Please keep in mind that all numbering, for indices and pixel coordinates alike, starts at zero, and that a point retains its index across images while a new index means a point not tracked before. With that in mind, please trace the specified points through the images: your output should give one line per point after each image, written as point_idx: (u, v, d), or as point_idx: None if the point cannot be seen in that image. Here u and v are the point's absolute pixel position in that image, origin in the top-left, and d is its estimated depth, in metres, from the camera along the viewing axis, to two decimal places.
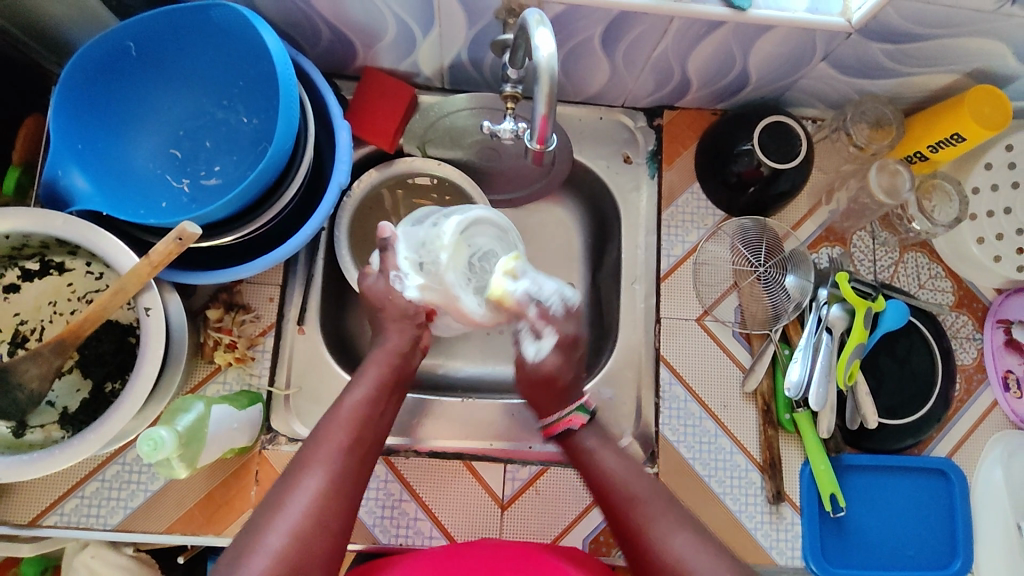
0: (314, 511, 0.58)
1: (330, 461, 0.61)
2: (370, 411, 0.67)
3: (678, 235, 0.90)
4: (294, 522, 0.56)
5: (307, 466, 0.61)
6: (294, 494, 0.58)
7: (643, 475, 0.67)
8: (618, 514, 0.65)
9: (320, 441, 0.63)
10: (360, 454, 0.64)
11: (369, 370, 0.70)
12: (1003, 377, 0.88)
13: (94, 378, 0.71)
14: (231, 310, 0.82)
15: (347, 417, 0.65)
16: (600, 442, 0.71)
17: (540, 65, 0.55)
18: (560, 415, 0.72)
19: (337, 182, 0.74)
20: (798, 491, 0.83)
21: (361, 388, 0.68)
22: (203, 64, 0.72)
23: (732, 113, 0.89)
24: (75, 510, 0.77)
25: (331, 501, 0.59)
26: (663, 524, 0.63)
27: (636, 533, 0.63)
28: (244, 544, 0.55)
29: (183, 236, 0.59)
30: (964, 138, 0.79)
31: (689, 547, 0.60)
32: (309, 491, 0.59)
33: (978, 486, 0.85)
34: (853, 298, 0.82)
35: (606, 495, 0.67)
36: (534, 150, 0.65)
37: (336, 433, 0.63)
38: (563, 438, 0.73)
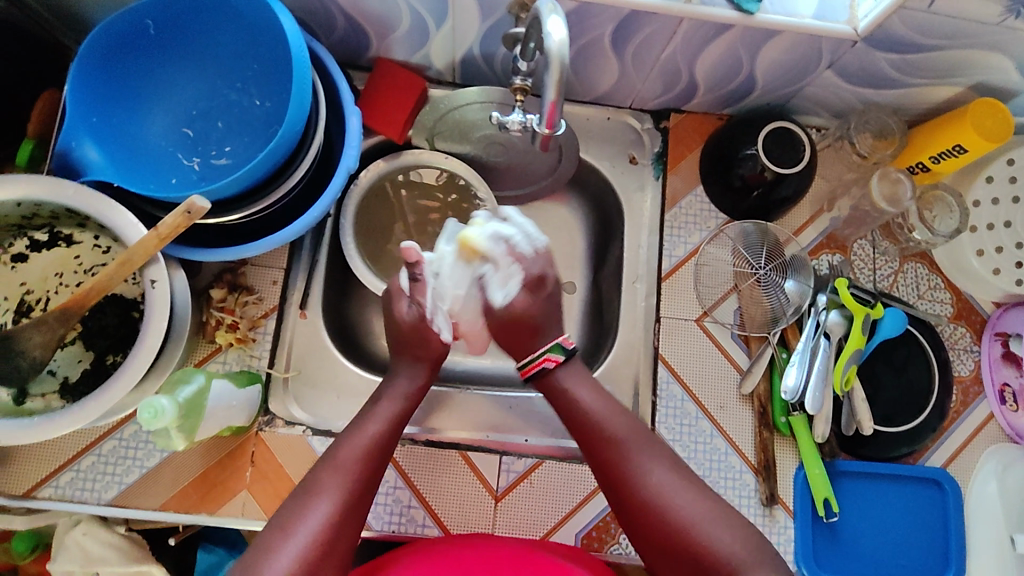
0: (321, 539, 0.58)
1: (337, 491, 0.62)
2: (382, 445, 0.67)
3: (681, 236, 0.91)
4: (301, 549, 0.57)
5: (316, 494, 0.61)
6: (302, 519, 0.59)
7: (619, 411, 0.71)
8: (596, 445, 0.69)
9: (330, 470, 0.63)
10: (369, 484, 0.64)
11: (383, 405, 0.71)
12: (1000, 390, 0.88)
13: (96, 350, 0.71)
14: (234, 291, 0.82)
15: (360, 448, 0.66)
16: (581, 380, 0.73)
17: (552, 52, 0.56)
18: (535, 356, 0.75)
19: (346, 166, 0.75)
20: (792, 495, 0.83)
21: (375, 422, 0.69)
22: (220, 46, 0.73)
23: (738, 118, 0.90)
24: (71, 483, 0.77)
25: (337, 531, 0.60)
26: (642, 456, 0.67)
27: (616, 465, 0.67)
28: (252, 561, 0.56)
29: (192, 210, 0.60)
30: (966, 150, 0.80)
31: (668, 478, 0.65)
32: (317, 518, 0.59)
33: (973, 498, 0.85)
34: (851, 304, 0.83)
35: (582, 426, 0.70)
36: (543, 135, 0.66)
37: (346, 463, 0.64)
38: (541, 378, 0.75)
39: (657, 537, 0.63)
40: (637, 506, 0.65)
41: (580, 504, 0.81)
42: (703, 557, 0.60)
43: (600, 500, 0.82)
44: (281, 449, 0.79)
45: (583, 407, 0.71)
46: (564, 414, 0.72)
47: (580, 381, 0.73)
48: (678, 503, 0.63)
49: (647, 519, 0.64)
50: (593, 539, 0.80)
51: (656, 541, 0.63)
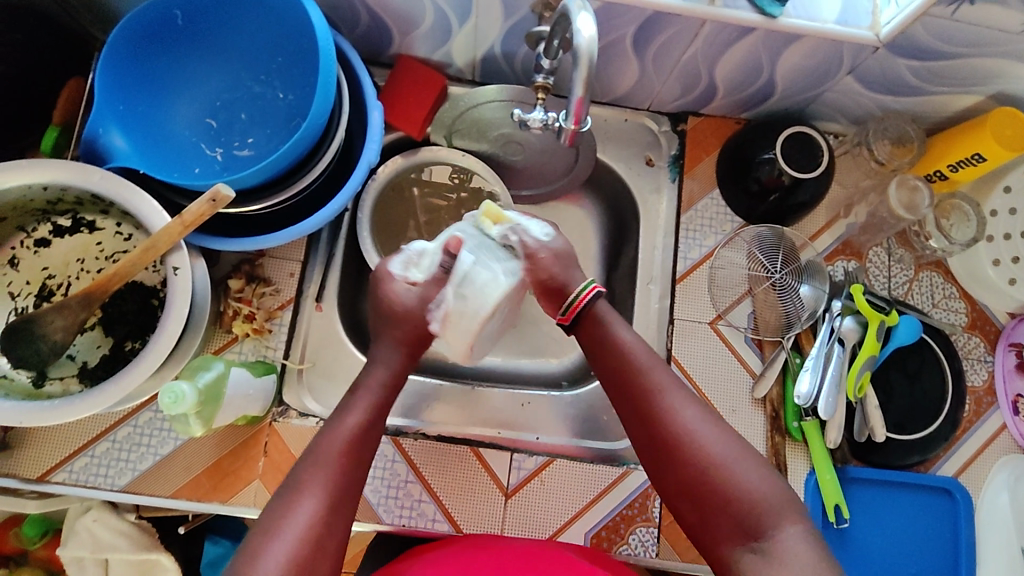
0: (310, 538, 0.57)
1: (323, 488, 0.59)
2: (363, 436, 0.65)
3: (696, 239, 0.91)
4: (287, 550, 0.55)
5: (302, 490, 0.59)
6: (289, 519, 0.57)
7: (649, 351, 0.68)
8: (626, 379, 0.67)
9: (310, 467, 0.61)
10: (356, 475, 0.62)
11: (360, 396, 0.68)
12: (1012, 401, 0.88)
13: (115, 336, 0.72)
14: (252, 282, 0.83)
15: (342, 440, 0.63)
16: (618, 320, 0.71)
17: (580, 48, 0.56)
18: (579, 292, 0.71)
19: (367, 160, 0.75)
20: (803, 501, 0.83)
21: (354, 413, 0.66)
22: (246, 39, 0.74)
23: (756, 122, 0.90)
24: (85, 468, 0.77)
25: (326, 529, 0.58)
26: (673, 393, 0.64)
27: (645, 398, 0.65)
28: (242, 565, 0.54)
29: (216, 198, 0.61)
30: (984, 159, 0.80)
31: (696, 417, 0.62)
32: (305, 517, 0.57)
33: (983, 508, 0.85)
34: (866, 310, 0.83)
35: (612, 358, 0.68)
36: (567, 132, 0.66)
37: (331, 458, 0.62)
38: (586, 318, 0.71)
39: (680, 474, 0.62)
40: (666, 444, 0.62)
41: (590, 504, 0.82)
42: (727, 499, 0.58)
43: (611, 499, 0.82)
44: (294, 440, 0.80)
45: (617, 341, 0.68)
46: (596, 348, 0.70)
47: (617, 319, 0.71)
48: (706, 440, 0.61)
49: (673, 457, 0.62)
50: (602, 538, 0.80)
51: (680, 479, 0.61)
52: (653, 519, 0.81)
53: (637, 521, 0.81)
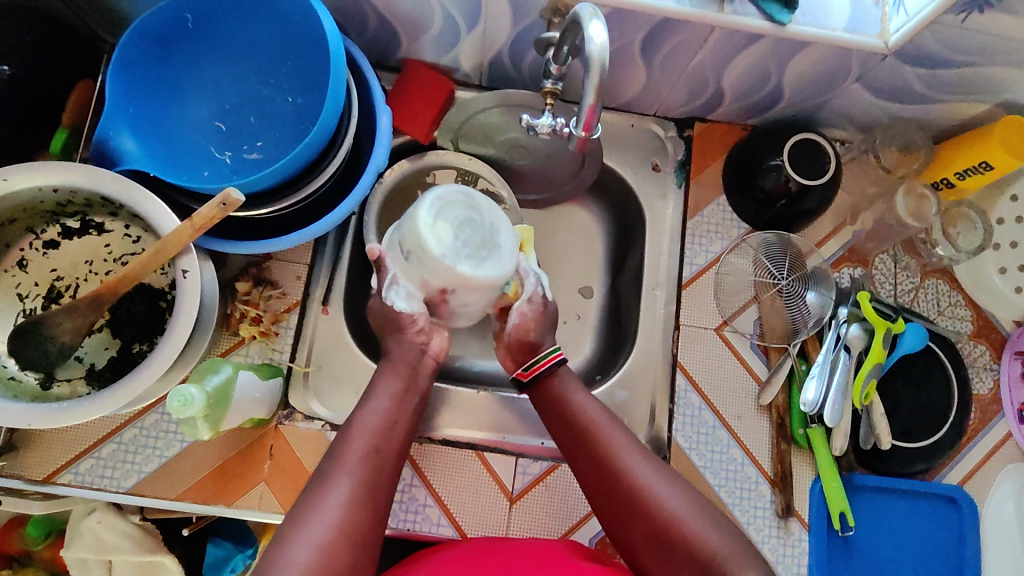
0: (344, 516, 0.58)
1: (355, 470, 0.62)
2: (386, 423, 0.68)
3: (702, 245, 0.91)
4: (325, 529, 0.57)
5: (334, 473, 0.61)
6: (327, 495, 0.59)
7: (608, 415, 0.71)
8: (585, 444, 0.70)
9: (340, 452, 0.64)
10: (382, 462, 0.65)
11: (385, 381, 0.72)
12: (1019, 408, 0.87)
13: (123, 338, 0.72)
14: (259, 285, 0.83)
15: (368, 427, 0.67)
16: (576, 387, 0.75)
17: (591, 55, 0.57)
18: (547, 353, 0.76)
19: (376, 164, 0.76)
20: (808, 508, 0.83)
21: (378, 399, 0.70)
22: (255, 43, 0.74)
23: (762, 128, 0.90)
24: (90, 470, 0.78)
25: (358, 508, 0.60)
26: (630, 455, 0.67)
27: (603, 461, 0.68)
28: (280, 539, 0.56)
29: (227, 202, 0.61)
30: (992, 167, 0.80)
31: (655, 474, 0.65)
32: (339, 497, 0.59)
33: (989, 517, 0.85)
34: (874, 318, 0.83)
35: (572, 426, 0.71)
36: (576, 138, 0.66)
37: (359, 444, 0.65)
38: (546, 379, 0.75)
39: (648, 534, 0.63)
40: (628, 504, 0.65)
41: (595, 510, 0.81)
42: (692, 545, 0.60)
43: None
44: (300, 443, 0.80)
45: (574, 409, 0.72)
46: (556, 412, 0.73)
47: (575, 387, 0.75)
48: (666, 496, 0.63)
49: (635, 515, 0.64)
50: (607, 544, 0.80)
51: (647, 537, 0.63)
52: None
53: None
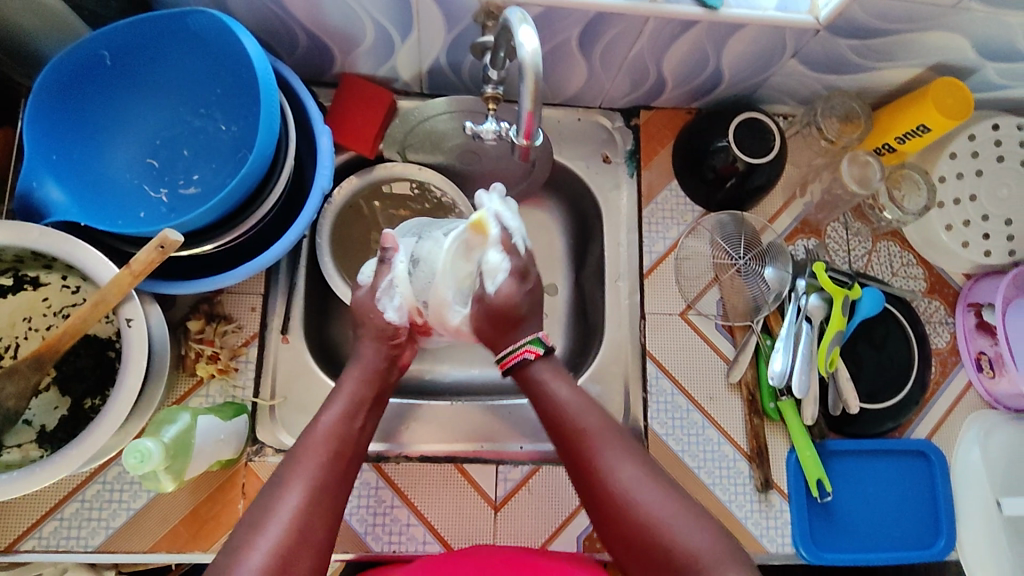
0: (294, 530, 0.57)
1: (309, 476, 0.61)
2: (347, 427, 0.67)
3: (659, 232, 0.92)
4: (275, 541, 0.56)
5: (287, 486, 0.60)
6: (279, 508, 0.59)
7: (590, 417, 0.68)
8: (569, 443, 0.67)
9: (295, 459, 0.63)
10: (337, 470, 0.63)
11: (346, 386, 0.70)
12: (976, 358, 0.90)
13: (72, 395, 0.69)
14: (212, 321, 0.80)
15: (324, 435, 0.65)
16: (557, 383, 0.70)
17: (525, 61, 0.56)
18: (514, 348, 0.71)
19: (320, 186, 0.73)
20: (786, 479, 0.84)
21: (337, 406, 0.68)
22: (181, 73, 0.72)
23: (707, 111, 0.91)
24: (54, 533, 0.74)
25: (310, 519, 0.59)
26: (611, 456, 0.65)
27: (586, 461, 0.66)
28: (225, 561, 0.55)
29: (165, 244, 0.58)
30: (929, 129, 0.82)
31: (635, 479, 0.64)
32: (289, 509, 0.59)
33: (958, 466, 0.88)
34: (830, 287, 0.85)
35: (558, 425, 0.68)
36: (520, 145, 0.64)
37: (317, 448, 0.64)
38: (521, 370, 0.71)
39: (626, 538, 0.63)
40: (603, 500, 0.64)
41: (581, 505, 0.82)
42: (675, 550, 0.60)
43: None
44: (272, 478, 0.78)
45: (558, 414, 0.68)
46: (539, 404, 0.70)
47: (553, 377, 0.71)
48: (644, 501, 0.62)
49: (619, 519, 0.63)
50: (595, 539, 0.81)
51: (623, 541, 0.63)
52: None
53: None
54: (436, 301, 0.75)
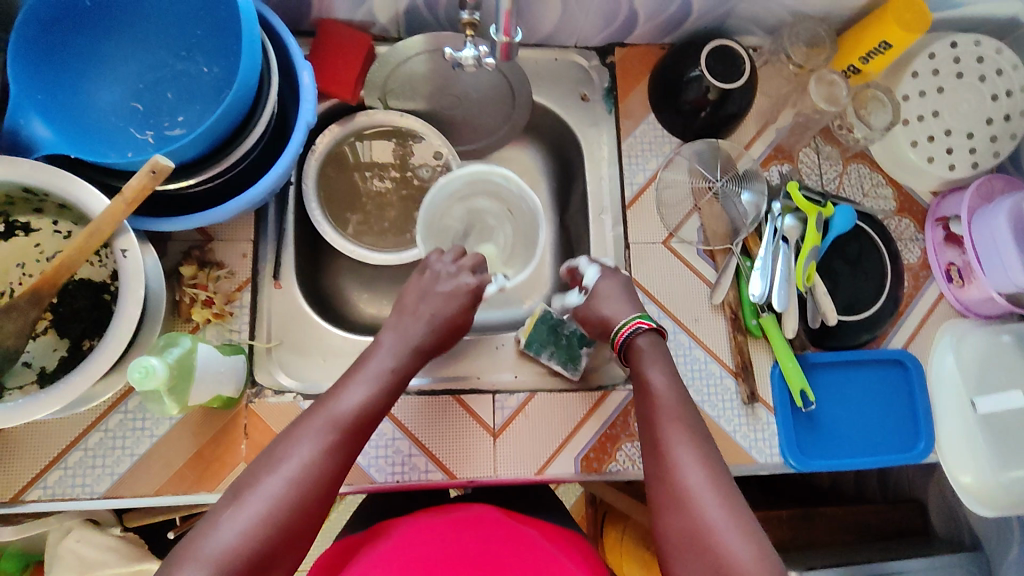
0: (287, 501, 0.56)
1: (323, 436, 0.61)
2: (364, 411, 0.65)
3: (639, 164, 0.93)
4: (268, 504, 0.56)
5: (291, 451, 0.60)
6: (287, 457, 0.59)
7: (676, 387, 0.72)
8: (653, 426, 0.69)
9: (307, 422, 0.62)
10: (342, 445, 0.62)
11: (365, 370, 0.69)
12: (946, 269, 0.94)
13: (70, 336, 0.69)
14: (204, 267, 0.80)
15: (340, 412, 0.63)
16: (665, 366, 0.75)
17: None
18: (624, 324, 0.77)
19: (305, 121, 0.75)
20: (771, 393, 0.87)
21: (357, 387, 0.66)
22: (160, 13, 0.71)
23: (679, 45, 0.93)
24: (59, 482, 0.75)
25: (309, 491, 0.58)
26: (686, 449, 0.65)
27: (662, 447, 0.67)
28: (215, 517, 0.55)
29: (156, 169, 0.59)
30: (891, 46, 0.85)
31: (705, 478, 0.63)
32: (289, 477, 0.58)
33: (934, 373, 0.92)
34: (804, 206, 0.88)
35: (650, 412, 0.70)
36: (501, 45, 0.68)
37: (333, 413, 0.63)
38: (629, 346, 0.77)
39: (680, 533, 0.61)
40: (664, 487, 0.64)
41: (578, 427, 0.84)
42: (690, 515, 0.61)
43: (596, 420, 0.85)
44: (272, 416, 0.79)
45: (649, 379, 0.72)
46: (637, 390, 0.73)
47: (655, 367, 0.74)
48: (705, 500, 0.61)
49: (675, 511, 0.62)
50: (592, 459, 0.84)
51: (678, 534, 0.61)
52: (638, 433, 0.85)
53: (623, 437, 0.84)
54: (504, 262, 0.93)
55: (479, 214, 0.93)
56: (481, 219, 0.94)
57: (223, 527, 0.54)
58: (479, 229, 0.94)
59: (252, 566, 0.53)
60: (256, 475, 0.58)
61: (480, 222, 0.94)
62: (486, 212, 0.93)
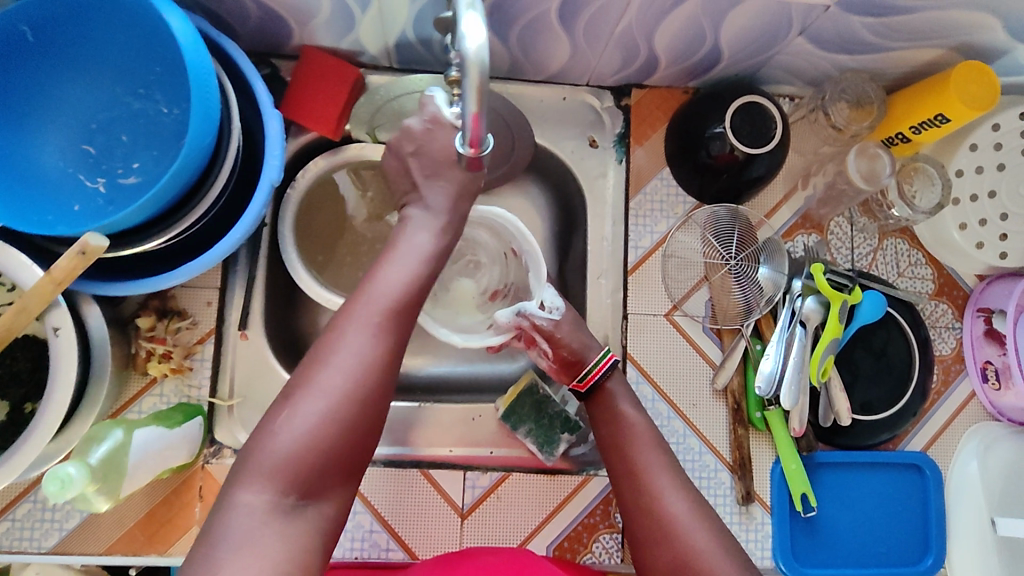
0: (360, 376, 0.53)
1: (371, 324, 0.55)
2: (420, 273, 0.60)
3: (647, 225, 0.85)
4: (343, 379, 0.53)
5: (350, 325, 0.55)
6: (338, 353, 0.53)
7: (661, 443, 0.69)
8: (624, 451, 0.68)
9: (355, 303, 0.56)
10: (402, 310, 0.57)
11: (412, 233, 0.62)
12: (981, 367, 0.84)
13: (11, 399, 0.65)
14: (164, 317, 0.75)
15: (391, 280, 0.58)
16: (650, 447, 0.68)
17: (468, 59, 0.43)
18: (596, 363, 0.73)
19: (269, 179, 0.68)
20: (768, 491, 0.80)
21: (407, 250, 0.60)
22: (113, 48, 0.64)
23: (704, 92, 0.83)
24: (7, 534, 0.72)
25: (380, 363, 0.54)
26: (661, 477, 0.65)
27: (637, 476, 0.66)
28: (283, 400, 0.52)
29: (85, 249, 0.54)
30: (948, 120, 0.73)
31: (688, 513, 0.62)
32: (358, 347, 0.54)
33: (953, 480, 0.83)
34: (828, 291, 0.77)
35: (618, 437, 0.69)
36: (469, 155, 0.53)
37: (377, 295, 0.56)
38: (597, 392, 0.73)
39: (670, 564, 0.61)
40: (646, 520, 0.64)
41: (552, 514, 0.79)
42: (676, 549, 0.61)
43: (572, 508, 0.79)
44: None
45: (634, 434, 0.69)
46: (602, 413, 0.72)
47: (626, 399, 0.72)
48: (689, 534, 0.61)
49: (659, 546, 0.62)
50: (565, 550, 0.78)
51: (669, 565, 0.61)
52: (617, 525, 0.79)
53: (600, 528, 0.79)
54: (467, 304, 0.82)
55: (470, 248, 0.83)
56: (470, 252, 0.83)
57: (297, 413, 0.51)
58: (466, 261, 0.83)
59: (343, 439, 0.52)
60: (306, 374, 0.53)
61: (469, 255, 0.83)
62: (477, 245, 0.83)
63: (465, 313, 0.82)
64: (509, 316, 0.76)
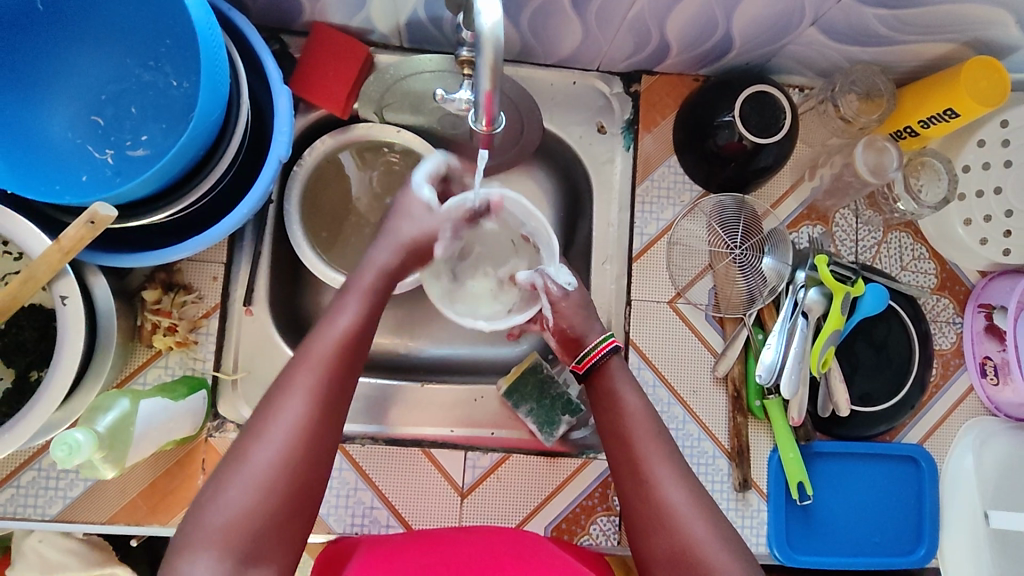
0: (296, 447, 0.55)
1: (308, 390, 0.57)
2: (354, 341, 0.62)
3: (653, 212, 0.85)
4: (279, 452, 0.54)
5: (284, 398, 0.57)
6: (275, 424, 0.55)
7: (662, 435, 0.68)
8: (625, 440, 0.68)
9: (291, 372, 0.58)
10: (338, 378, 0.59)
11: (348, 301, 0.64)
12: (980, 362, 0.85)
13: (16, 367, 0.65)
14: (171, 290, 0.76)
15: (324, 352, 0.59)
16: (649, 437, 0.67)
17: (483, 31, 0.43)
18: (596, 344, 0.72)
19: (277, 155, 0.68)
20: (765, 478, 0.81)
21: (340, 319, 0.62)
22: (123, 19, 0.64)
23: (715, 80, 0.83)
24: (11, 500, 0.73)
25: (315, 432, 0.56)
26: (660, 468, 0.65)
27: (637, 466, 0.66)
28: (223, 474, 0.54)
29: (94, 220, 0.55)
30: (956, 115, 0.74)
31: (686, 500, 0.63)
32: (294, 419, 0.56)
33: (949, 472, 0.84)
34: (831, 281, 0.78)
35: (617, 425, 0.69)
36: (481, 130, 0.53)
37: (314, 362, 0.59)
38: (599, 373, 0.71)
39: (667, 551, 0.62)
40: (644, 506, 0.64)
41: (551, 496, 0.80)
42: (674, 535, 0.62)
43: (571, 490, 0.80)
44: None
45: (633, 427, 0.68)
46: (603, 399, 0.71)
47: (628, 387, 0.71)
48: (685, 520, 0.62)
49: (655, 530, 0.63)
50: (562, 531, 0.79)
51: (666, 553, 0.62)
52: (615, 508, 0.80)
53: (598, 510, 0.80)
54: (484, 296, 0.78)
55: None
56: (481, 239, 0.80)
57: (234, 489, 0.53)
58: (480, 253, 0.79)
59: (283, 508, 0.54)
60: (245, 447, 0.55)
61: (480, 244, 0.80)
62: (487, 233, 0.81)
63: (484, 303, 0.77)
64: (526, 275, 0.75)
